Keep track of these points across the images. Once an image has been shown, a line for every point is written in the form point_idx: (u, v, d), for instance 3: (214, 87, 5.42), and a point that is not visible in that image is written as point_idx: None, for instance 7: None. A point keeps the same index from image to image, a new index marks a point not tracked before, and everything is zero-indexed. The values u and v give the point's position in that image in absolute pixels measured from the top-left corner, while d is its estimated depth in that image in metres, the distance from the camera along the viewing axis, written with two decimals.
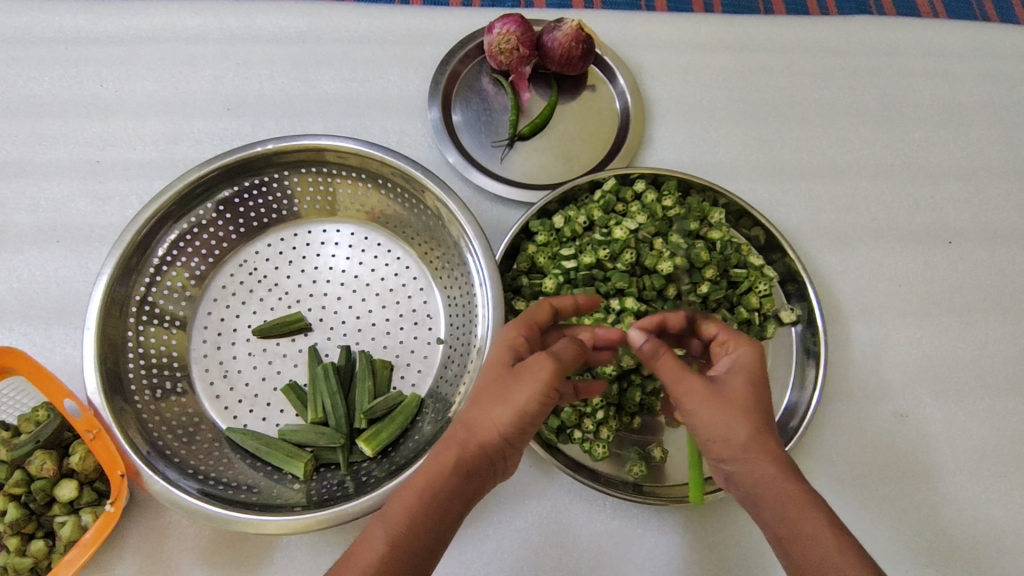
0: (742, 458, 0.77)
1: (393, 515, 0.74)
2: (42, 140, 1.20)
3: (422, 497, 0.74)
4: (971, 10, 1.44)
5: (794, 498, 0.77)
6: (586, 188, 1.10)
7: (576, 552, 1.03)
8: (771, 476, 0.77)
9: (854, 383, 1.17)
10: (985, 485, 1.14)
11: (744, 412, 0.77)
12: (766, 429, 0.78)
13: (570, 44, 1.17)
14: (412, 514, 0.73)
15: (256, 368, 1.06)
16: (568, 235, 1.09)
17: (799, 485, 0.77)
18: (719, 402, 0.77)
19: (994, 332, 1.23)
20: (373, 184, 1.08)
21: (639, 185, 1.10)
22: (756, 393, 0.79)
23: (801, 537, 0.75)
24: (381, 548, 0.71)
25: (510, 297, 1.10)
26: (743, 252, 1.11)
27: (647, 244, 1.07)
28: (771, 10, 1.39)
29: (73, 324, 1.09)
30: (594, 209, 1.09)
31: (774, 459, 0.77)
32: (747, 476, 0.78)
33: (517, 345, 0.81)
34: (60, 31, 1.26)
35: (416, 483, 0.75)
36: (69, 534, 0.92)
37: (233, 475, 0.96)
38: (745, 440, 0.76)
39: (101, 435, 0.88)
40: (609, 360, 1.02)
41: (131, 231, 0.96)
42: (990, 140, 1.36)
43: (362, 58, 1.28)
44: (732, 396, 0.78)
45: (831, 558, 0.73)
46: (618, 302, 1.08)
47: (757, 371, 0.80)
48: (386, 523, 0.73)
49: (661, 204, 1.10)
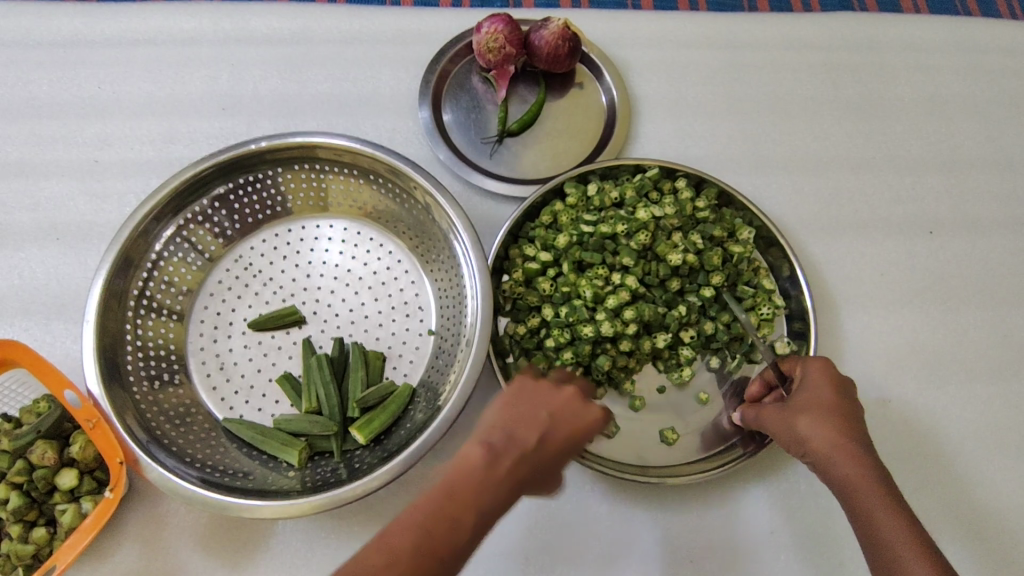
0: (816, 452, 0.88)
1: (467, 501, 0.76)
2: (41, 141, 1.23)
3: (504, 490, 0.79)
4: (952, 5, 1.46)
5: (867, 486, 0.84)
6: (630, 169, 1.13)
7: (565, 537, 1.05)
8: (841, 465, 0.86)
9: (837, 371, 1.20)
10: (967, 468, 1.16)
11: (817, 412, 0.90)
12: (841, 424, 0.89)
13: (557, 42, 1.20)
14: (469, 515, 0.76)
15: (251, 360, 1.09)
16: (597, 204, 1.12)
17: (863, 474, 0.85)
18: (791, 411, 0.92)
19: (974, 320, 1.26)
20: (364, 180, 1.11)
21: (681, 182, 1.13)
22: (834, 396, 0.92)
23: (863, 516, 0.83)
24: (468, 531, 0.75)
25: (518, 240, 1.12)
26: (752, 266, 1.14)
27: (665, 233, 1.10)
28: (754, 7, 1.42)
29: (73, 319, 1.12)
30: (628, 188, 1.12)
31: (846, 447, 0.87)
32: (824, 468, 0.88)
33: (580, 408, 0.89)
34: (58, 35, 1.29)
35: (501, 477, 0.79)
36: (70, 521, 0.95)
37: (229, 462, 0.99)
38: (814, 433, 0.89)
39: (100, 425, 0.93)
40: (593, 325, 1.05)
41: (128, 227, 0.99)
42: (972, 131, 1.38)
43: (354, 58, 1.31)
44: (803, 402, 0.92)
45: (891, 538, 0.80)
46: (620, 276, 1.10)
47: (830, 376, 0.94)
48: (478, 507, 0.76)
49: (695, 204, 1.12)
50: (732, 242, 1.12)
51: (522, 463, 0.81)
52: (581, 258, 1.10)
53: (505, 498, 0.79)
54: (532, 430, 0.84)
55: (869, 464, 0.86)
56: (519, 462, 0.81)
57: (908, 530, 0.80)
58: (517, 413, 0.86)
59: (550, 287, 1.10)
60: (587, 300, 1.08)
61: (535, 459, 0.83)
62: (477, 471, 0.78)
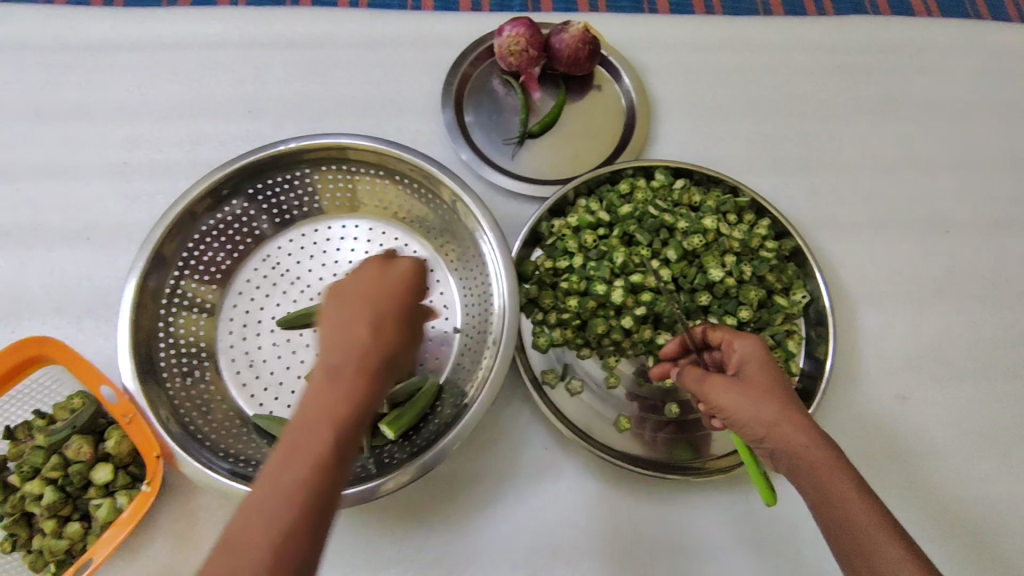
0: (775, 432, 0.80)
1: (318, 415, 0.64)
2: (72, 144, 1.25)
3: (359, 391, 0.66)
4: (963, 8, 1.49)
5: (837, 468, 0.77)
6: (727, 189, 1.16)
7: (592, 532, 1.06)
8: (805, 444, 0.79)
9: (857, 368, 1.21)
10: (987, 464, 1.17)
11: (772, 392, 0.83)
12: (795, 404, 0.83)
13: (578, 45, 1.22)
14: (321, 429, 0.63)
15: (281, 358, 1.11)
16: (676, 199, 1.16)
17: (830, 452, 0.79)
18: (748, 390, 0.83)
19: (990, 317, 1.27)
20: (391, 180, 1.13)
21: (764, 221, 1.15)
22: (777, 375, 0.86)
23: (827, 499, 0.77)
24: (325, 447, 0.62)
25: (584, 193, 1.15)
26: (787, 325, 1.14)
27: (720, 250, 1.14)
28: (769, 11, 1.44)
29: (105, 318, 1.14)
30: (712, 200, 1.16)
31: (810, 427, 0.80)
32: (784, 448, 0.80)
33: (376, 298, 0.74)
34: (86, 39, 1.32)
35: (351, 378, 0.66)
36: (104, 515, 0.96)
37: (261, 457, 1.00)
38: (776, 415, 0.80)
39: (135, 420, 0.95)
40: (608, 286, 1.09)
41: (161, 227, 1.01)
42: (985, 132, 1.40)
43: (377, 61, 1.33)
44: (754, 381, 0.84)
45: (862, 522, 0.74)
46: (657, 264, 1.13)
47: (769, 358, 0.88)
48: (331, 420, 0.64)
49: (764, 241, 1.14)
50: (780, 296, 1.15)
51: (363, 359, 0.68)
52: (633, 233, 1.14)
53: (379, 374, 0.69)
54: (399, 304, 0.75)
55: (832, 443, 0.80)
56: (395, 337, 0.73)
57: (877, 513, 0.74)
58: (336, 308, 0.72)
59: (592, 240, 1.13)
60: (616, 265, 1.11)
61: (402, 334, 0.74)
62: (321, 382, 0.66)
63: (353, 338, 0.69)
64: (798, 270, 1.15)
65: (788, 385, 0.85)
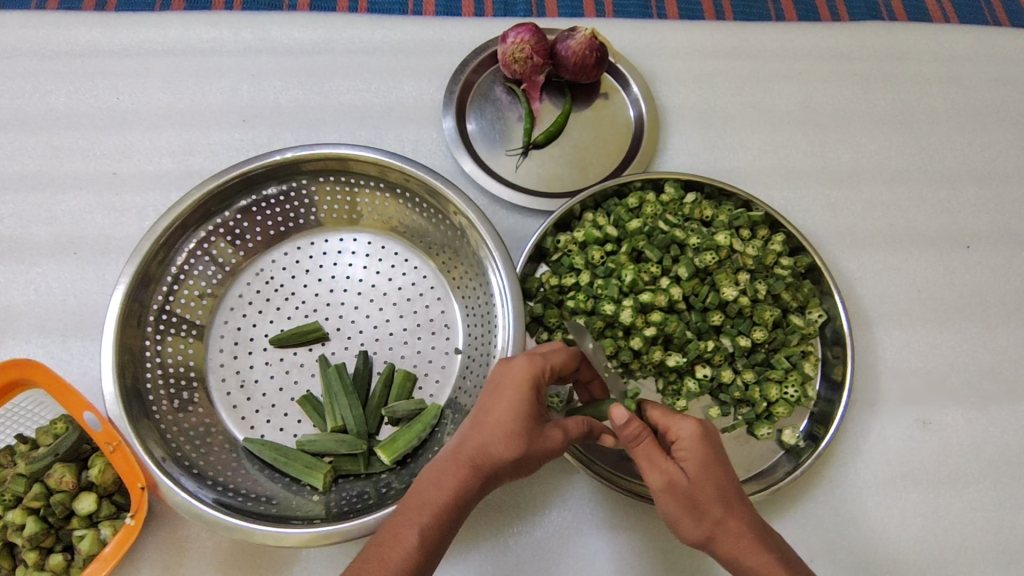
0: (713, 538, 0.78)
1: (425, 511, 0.73)
2: (59, 153, 1.21)
3: (453, 488, 0.74)
4: (981, 15, 1.44)
5: (775, 568, 0.76)
6: (739, 203, 1.11)
7: (598, 563, 1.02)
8: (743, 550, 0.77)
9: (875, 390, 1.16)
10: (1011, 493, 1.12)
11: (711, 498, 0.77)
12: (738, 502, 0.78)
13: (584, 52, 1.17)
14: (429, 525, 0.73)
15: (273, 378, 1.06)
16: (687, 212, 1.09)
17: (769, 555, 0.76)
18: (688, 502, 0.78)
19: (1013, 338, 1.22)
20: (392, 194, 1.08)
21: (778, 237, 1.10)
22: (716, 463, 0.79)
23: None
24: (421, 544, 0.72)
25: (590, 207, 1.09)
26: (802, 345, 1.09)
27: (733, 266, 1.08)
28: (782, 17, 1.39)
29: (92, 336, 1.09)
30: (723, 213, 1.11)
31: (749, 531, 0.77)
32: (722, 551, 0.78)
33: (538, 382, 0.80)
34: (77, 45, 1.27)
35: (450, 471, 0.75)
36: (87, 548, 0.91)
37: (252, 486, 0.95)
38: (712, 528, 0.78)
39: (120, 448, 0.89)
40: (616, 306, 1.04)
41: (150, 239, 0.96)
42: (1006, 143, 1.35)
43: (376, 68, 1.29)
44: (695, 486, 0.78)
45: None
46: (668, 282, 1.07)
47: (709, 447, 0.79)
48: (429, 519, 0.73)
49: (778, 257, 1.09)
50: (795, 315, 1.10)
51: (477, 455, 0.76)
52: (643, 250, 1.08)
53: (460, 489, 0.75)
54: (506, 409, 0.77)
55: (771, 541, 0.78)
56: (485, 447, 0.76)
57: None
58: (488, 400, 0.79)
59: (599, 257, 1.08)
60: (624, 283, 1.06)
61: (508, 446, 0.76)
62: (433, 471, 0.76)
63: (483, 428, 0.77)
64: (815, 287, 1.10)
65: (733, 475, 0.80)
